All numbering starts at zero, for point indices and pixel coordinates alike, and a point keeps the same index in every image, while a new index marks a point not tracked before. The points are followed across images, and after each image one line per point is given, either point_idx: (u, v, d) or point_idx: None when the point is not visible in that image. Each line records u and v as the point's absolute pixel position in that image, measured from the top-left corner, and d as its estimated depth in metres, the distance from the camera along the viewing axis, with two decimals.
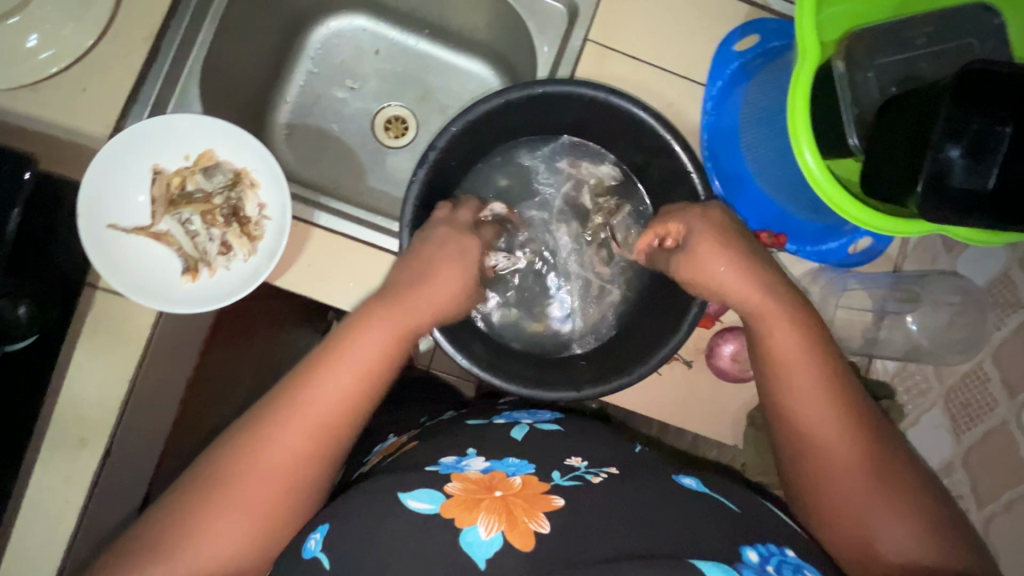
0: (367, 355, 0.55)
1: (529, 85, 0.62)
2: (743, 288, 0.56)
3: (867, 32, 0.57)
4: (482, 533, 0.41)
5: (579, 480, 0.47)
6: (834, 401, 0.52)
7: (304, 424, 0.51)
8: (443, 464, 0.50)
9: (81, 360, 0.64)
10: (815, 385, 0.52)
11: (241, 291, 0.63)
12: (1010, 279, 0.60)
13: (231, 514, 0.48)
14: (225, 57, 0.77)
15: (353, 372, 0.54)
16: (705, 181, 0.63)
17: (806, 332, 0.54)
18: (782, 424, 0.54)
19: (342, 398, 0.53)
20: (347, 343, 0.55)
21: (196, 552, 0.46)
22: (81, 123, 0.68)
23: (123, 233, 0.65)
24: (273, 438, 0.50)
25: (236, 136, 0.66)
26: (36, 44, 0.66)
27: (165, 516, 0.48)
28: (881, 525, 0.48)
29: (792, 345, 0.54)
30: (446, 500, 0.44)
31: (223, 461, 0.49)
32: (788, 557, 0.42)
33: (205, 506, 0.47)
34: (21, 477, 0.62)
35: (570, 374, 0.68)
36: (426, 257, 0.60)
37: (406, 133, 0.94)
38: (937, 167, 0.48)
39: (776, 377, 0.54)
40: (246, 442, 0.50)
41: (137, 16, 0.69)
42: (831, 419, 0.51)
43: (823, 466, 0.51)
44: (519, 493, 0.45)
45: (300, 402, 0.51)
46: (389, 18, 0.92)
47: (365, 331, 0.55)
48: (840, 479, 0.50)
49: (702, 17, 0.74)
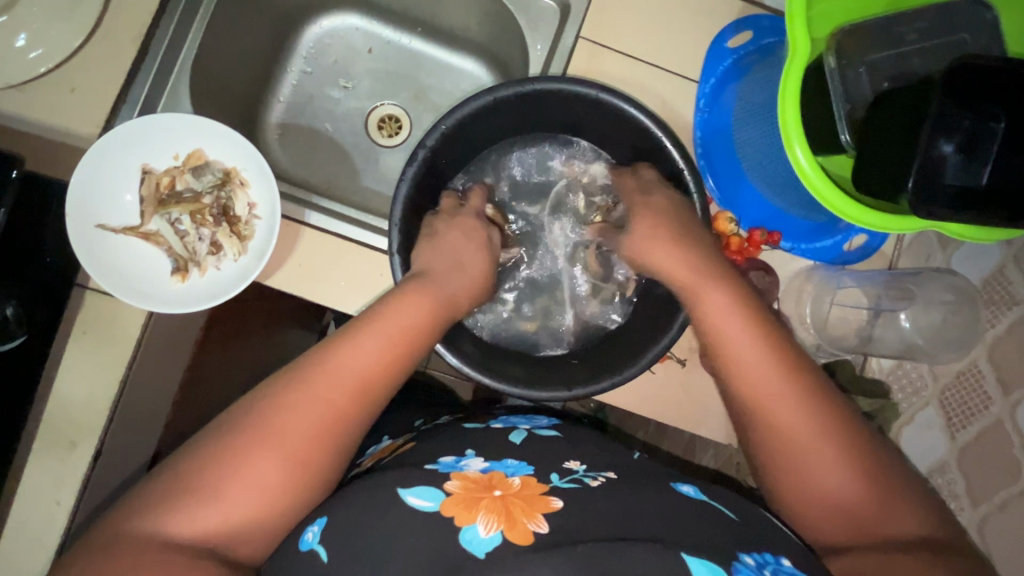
0: (401, 326, 0.54)
1: (519, 82, 0.62)
2: (675, 259, 0.58)
3: (859, 28, 0.56)
4: (481, 531, 0.41)
5: (578, 482, 0.47)
6: (774, 361, 0.50)
7: (335, 388, 0.49)
8: (442, 463, 0.50)
9: (70, 361, 0.64)
10: (751, 348, 0.50)
11: (230, 291, 0.62)
12: (1005, 275, 0.59)
13: (252, 473, 0.45)
14: (215, 56, 0.77)
15: (387, 341, 0.53)
16: (697, 179, 0.63)
17: (737, 295, 0.54)
18: (750, 413, 0.50)
19: (376, 366, 0.51)
20: (381, 312, 0.54)
21: (213, 509, 0.43)
22: (71, 124, 0.67)
23: (112, 233, 0.65)
24: (305, 396, 0.48)
25: (225, 135, 0.66)
26: (24, 44, 0.65)
27: (182, 467, 0.45)
28: (846, 490, 0.46)
29: (735, 319, 0.52)
30: (446, 497, 0.44)
31: (251, 417, 0.47)
32: (783, 567, 0.41)
33: (229, 461, 0.45)
34: (9, 479, 0.62)
35: (561, 373, 0.67)
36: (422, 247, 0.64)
37: (400, 132, 0.94)
38: (930, 162, 0.47)
39: (728, 356, 0.52)
40: (277, 401, 0.47)
41: (126, 15, 0.69)
42: (788, 395, 0.48)
43: (776, 436, 0.48)
44: (518, 493, 0.44)
45: (335, 364, 0.50)
46: (382, 17, 0.92)
47: (397, 303, 0.55)
48: (794, 445, 0.47)
49: (695, 14, 0.73)
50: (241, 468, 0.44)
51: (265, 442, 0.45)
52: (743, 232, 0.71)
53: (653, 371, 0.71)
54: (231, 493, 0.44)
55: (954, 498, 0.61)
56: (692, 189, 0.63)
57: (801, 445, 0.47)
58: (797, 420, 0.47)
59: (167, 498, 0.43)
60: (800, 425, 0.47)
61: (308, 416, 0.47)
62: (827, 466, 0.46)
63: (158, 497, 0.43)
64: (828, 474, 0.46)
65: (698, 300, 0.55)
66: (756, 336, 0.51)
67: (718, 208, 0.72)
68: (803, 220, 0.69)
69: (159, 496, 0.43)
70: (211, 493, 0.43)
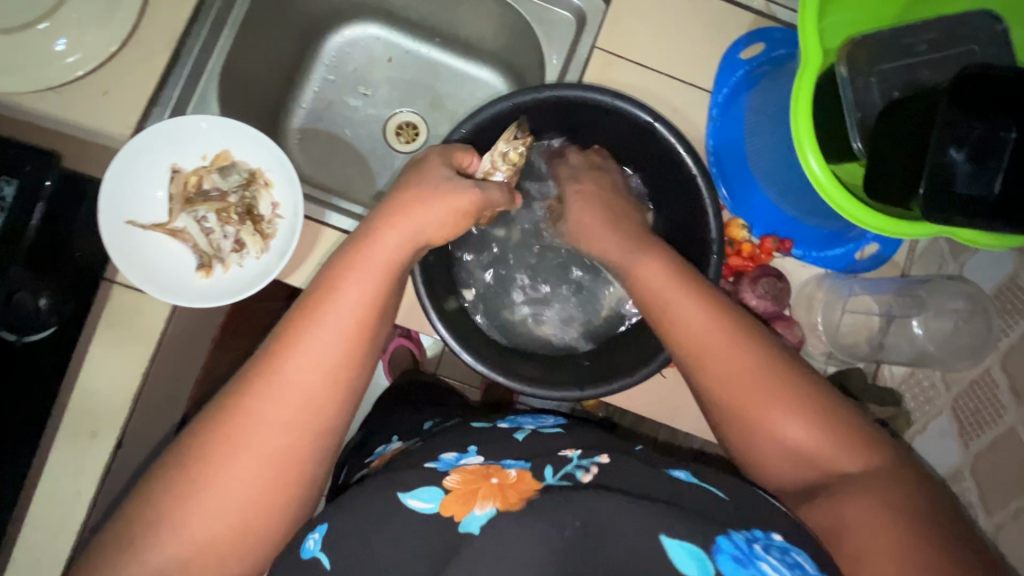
0: (352, 311, 0.49)
1: (536, 89, 0.64)
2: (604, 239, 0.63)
3: (868, 39, 0.57)
4: (477, 512, 0.43)
5: (570, 479, 0.45)
6: (713, 318, 0.51)
7: (290, 395, 0.46)
8: (442, 461, 0.50)
9: (95, 354, 0.66)
10: (693, 311, 0.51)
11: (253, 288, 0.64)
12: (1017, 284, 0.59)
13: (220, 494, 0.44)
14: (241, 63, 0.80)
15: (339, 326, 0.48)
16: (709, 185, 0.64)
17: (675, 269, 0.55)
18: (704, 377, 0.50)
19: (333, 358, 0.48)
20: (326, 298, 0.49)
21: (185, 537, 0.43)
22: (105, 125, 0.70)
23: (141, 229, 0.67)
24: (263, 407, 0.45)
25: (251, 136, 0.68)
26: (63, 49, 0.68)
27: (153, 494, 0.44)
28: (803, 431, 0.46)
29: (662, 278, 0.55)
30: (446, 496, 0.45)
31: (206, 440, 0.45)
32: (775, 541, 0.41)
33: (193, 489, 0.44)
34: (35, 466, 0.64)
35: (573, 374, 0.68)
36: (401, 207, 0.56)
37: (417, 138, 0.96)
38: (941, 171, 0.48)
39: (671, 327, 0.53)
40: (230, 420, 0.45)
41: (159, 23, 0.72)
42: (739, 353, 0.49)
43: (722, 390, 0.49)
44: (513, 484, 0.45)
45: (287, 367, 0.46)
46: (402, 27, 0.95)
47: (346, 282, 0.50)
48: (750, 408, 0.47)
49: (708, 26, 0.75)
50: (212, 488, 0.44)
51: (230, 461, 0.44)
52: (755, 238, 0.72)
53: (662, 373, 0.71)
54: (206, 514, 0.43)
55: (967, 507, 0.60)
56: (704, 193, 0.64)
57: (758, 407, 0.47)
58: (747, 373, 0.48)
59: (143, 529, 0.43)
60: (742, 379, 0.48)
61: (272, 424, 0.45)
62: (781, 416, 0.46)
63: (134, 530, 0.43)
64: (787, 426, 0.46)
65: (640, 272, 0.57)
66: (694, 297, 0.52)
67: (731, 215, 0.73)
68: (815, 227, 0.69)
69: (135, 528, 0.43)
70: (185, 518, 0.43)
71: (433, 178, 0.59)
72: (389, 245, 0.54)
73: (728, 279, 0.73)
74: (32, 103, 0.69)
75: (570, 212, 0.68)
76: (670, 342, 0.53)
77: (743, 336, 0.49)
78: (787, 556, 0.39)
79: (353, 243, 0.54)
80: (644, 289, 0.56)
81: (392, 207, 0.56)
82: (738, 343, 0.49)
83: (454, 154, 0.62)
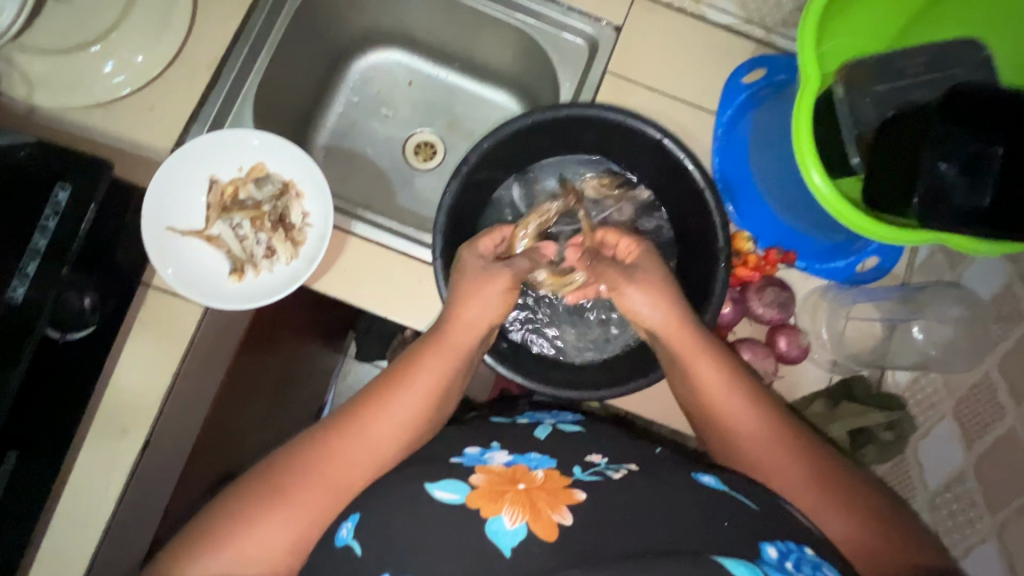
0: (426, 383, 0.59)
1: (555, 108, 0.68)
2: (665, 316, 0.64)
3: (862, 63, 0.63)
4: (507, 523, 0.45)
5: (599, 475, 0.52)
6: (768, 419, 0.57)
7: (363, 444, 0.54)
8: (468, 456, 0.54)
9: (130, 354, 0.69)
10: (750, 413, 0.57)
11: (283, 291, 0.68)
12: (1013, 292, 0.62)
13: (284, 513, 0.50)
14: (275, 85, 0.86)
15: (418, 394, 0.58)
16: (716, 198, 0.68)
17: (725, 368, 0.60)
18: (752, 458, 0.57)
19: (406, 420, 0.57)
20: (406, 371, 0.60)
21: (247, 542, 0.49)
22: (147, 139, 0.75)
23: (179, 235, 0.71)
24: (339, 448, 0.54)
25: (286, 151, 0.73)
26: (112, 69, 0.73)
27: (241, 495, 0.51)
28: (842, 511, 0.52)
29: (715, 376, 0.59)
30: (471, 491, 0.49)
31: (285, 465, 0.53)
32: (806, 555, 0.45)
33: (262, 502, 0.50)
34: (67, 463, 0.66)
35: (591, 377, 0.72)
36: (467, 292, 0.65)
37: (435, 156, 1.01)
38: (931, 182, 0.52)
39: (717, 415, 0.59)
40: (311, 452, 0.53)
41: (202, 47, 0.78)
42: (787, 443, 0.56)
43: (768, 465, 0.56)
44: (541, 486, 0.49)
45: (371, 419, 0.56)
46: (422, 53, 1.00)
47: (425, 360, 0.61)
48: (797, 485, 0.54)
49: (713, 52, 0.80)
50: (284, 503, 0.50)
51: (305, 484, 0.52)
52: (760, 250, 0.76)
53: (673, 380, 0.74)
54: (280, 524, 0.50)
55: (972, 507, 0.60)
56: (712, 207, 0.68)
57: (806, 489, 0.54)
58: (800, 476, 0.54)
59: (221, 528, 0.49)
60: (794, 478, 0.54)
61: (345, 464, 0.53)
62: (823, 506, 0.53)
63: (210, 529, 0.49)
64: (831, 505, 0.53)
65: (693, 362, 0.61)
66: (747, 395, 0.58)
67: (737, 228, 0.77)
68: (818, 240, 0.73)
69: (215, 527, 0.49)
70: (261, 524, 0.50)
71: (490, 273, 0.67)
72: (461, 332, 0.63)
73: (735, 289, 0.76)
74: (80, 118, 0.74)
75: (640, 295, 0.66)
76: (718, 428, 0.59)
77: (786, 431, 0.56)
78: (816, 570, 0.44)
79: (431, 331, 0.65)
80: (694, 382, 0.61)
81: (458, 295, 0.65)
82: (786, 434, 0.56)
83: (477, 242, 0.70)
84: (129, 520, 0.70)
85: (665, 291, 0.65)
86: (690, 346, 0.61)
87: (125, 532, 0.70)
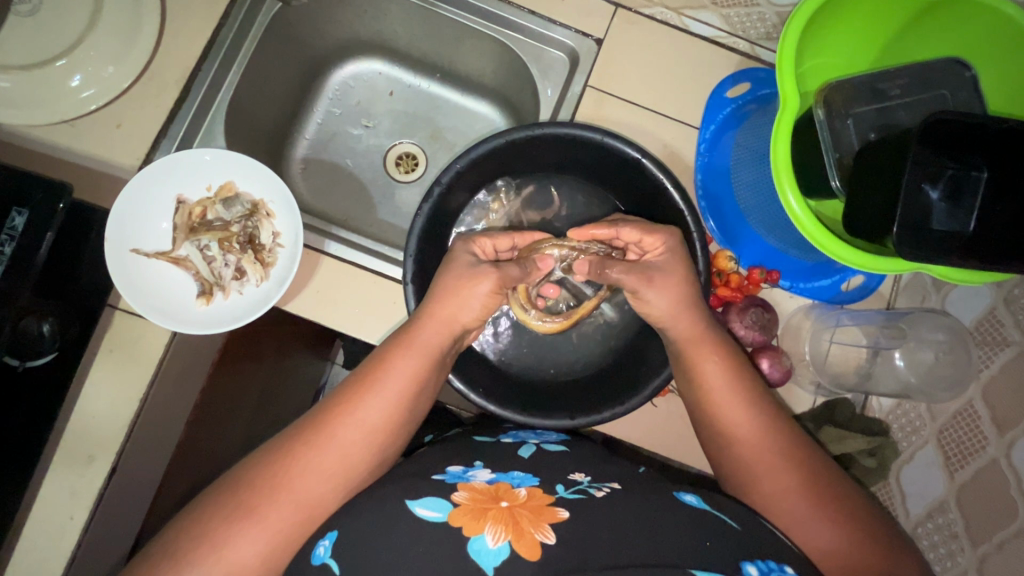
0: (398, 383, 0.57)
1: (530, 126, 0.67)
2: (675, 312, 0.61)
3: (844, 83, 0.61)
4: (490, 542, 0.43)
5: (583, 493, 0.49)
6: (764, 423, 0.56)
7: (332, 452, 0.52)
8: (450, 473, 0.53)
9: (96, 379, 0.67)
10: (746, 419, 0.56)
11: (253, 314, 0.66)
12: (997, 319, 0.61)
13: (253, 529, 0.48)
14: (250, 98, 0.84)
15: (389, 398, 0.56)
16: (697, 222, 0.66)
17: (732, 365, 0.59)
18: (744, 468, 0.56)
19: (377, 425, 0.55)
20: (377, 371, 0.57)
21: (216, 561, 0.47)
22: (115, 156, 0.73)
23: (145, 257, 0.69)
24: (307, 457, 0.52)
25: (256, 170, 0.71)
26: (78, 84, 0.71)
27: (203, 511, 0.49)
28: (828, 539, 0.50)
29: (719, 376, 0.58)
30: (453, 508, 0.47)
31: (251, 477, 0.50)
32: (786, 574, 0.43)
33: (229, 518, 0.48)
34: (30, 491, 0.64)
35: (568, 403, 0.70)
36: (449, 286, 0.62)
37: (416, 168, 0.99)
38: (916, 208, 0.50)
39: (713, 419, 0.58)
40: (278, 463, 0.51)
41: (172, 61, 0.76)
42: (781, 450, 0.54)
43: (756, 477, 0.55)
44: (524, 504, 0.47)
45: (337, 426, 0.54)
46: (403, 63, 0.98)
47: (396, 360, 0.58)
48: (785, 504, 0.52)
49: (696, 66, 0.78)
50: (252, 519, 0.48)
51: (273, 497, 0.50)
52: (743, 269, 0.74)
53: (653, 403, 0.73)
54: (245, 543, 0.48)
55: (953, 539, 0.59)
56: (692, 229, 0.66)
57: (793, 510, 0.52)
58: (785, 486, 0.53)
59: (186, 548, 0.47)
60: (784, 491, 0.53)
61: (313, 474, 0.51)
62: (806, 517, 0.51)
63: (174, 548, 0.47)
64: (816, 532, 0.51)
65: (695, 359, 0.60)
66: (746, 397, 0.57)
67: (719, 247, 0.75)
68: (799, 259, 0.72)
69: (180, 545, 0.47)
70: (225, 542, 0.47)
71: (472, 267, 0.63)
72: (434, 331, 0.61)
73: (717, 309, 0.74)
74: (44, 135, 0.72)
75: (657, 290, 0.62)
76: (713, 428, 0.58)
77: (781, 436, 0.55)
78: None
79: (401, 328, 0.62)
80: (698, 377, 0.59)
81: (436, 291, 0.62)
82: (781, 441, 0.55)
83: (475, 242, 0.68)
84: (97, 548, 0.68)
85: (684, 288, 0.62)
86: (701, 345, 0.60)
87: (92, 561, 0.68)
